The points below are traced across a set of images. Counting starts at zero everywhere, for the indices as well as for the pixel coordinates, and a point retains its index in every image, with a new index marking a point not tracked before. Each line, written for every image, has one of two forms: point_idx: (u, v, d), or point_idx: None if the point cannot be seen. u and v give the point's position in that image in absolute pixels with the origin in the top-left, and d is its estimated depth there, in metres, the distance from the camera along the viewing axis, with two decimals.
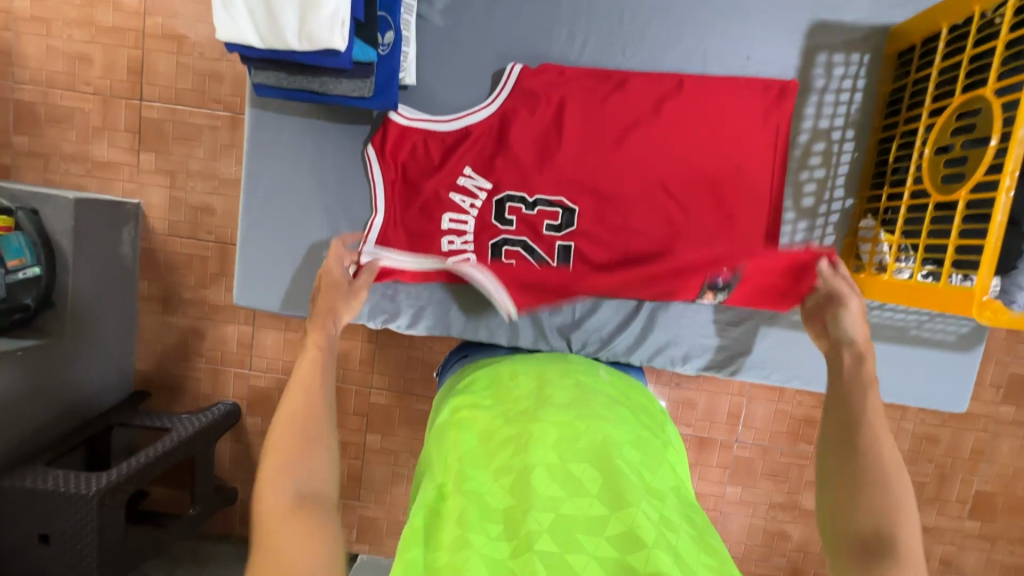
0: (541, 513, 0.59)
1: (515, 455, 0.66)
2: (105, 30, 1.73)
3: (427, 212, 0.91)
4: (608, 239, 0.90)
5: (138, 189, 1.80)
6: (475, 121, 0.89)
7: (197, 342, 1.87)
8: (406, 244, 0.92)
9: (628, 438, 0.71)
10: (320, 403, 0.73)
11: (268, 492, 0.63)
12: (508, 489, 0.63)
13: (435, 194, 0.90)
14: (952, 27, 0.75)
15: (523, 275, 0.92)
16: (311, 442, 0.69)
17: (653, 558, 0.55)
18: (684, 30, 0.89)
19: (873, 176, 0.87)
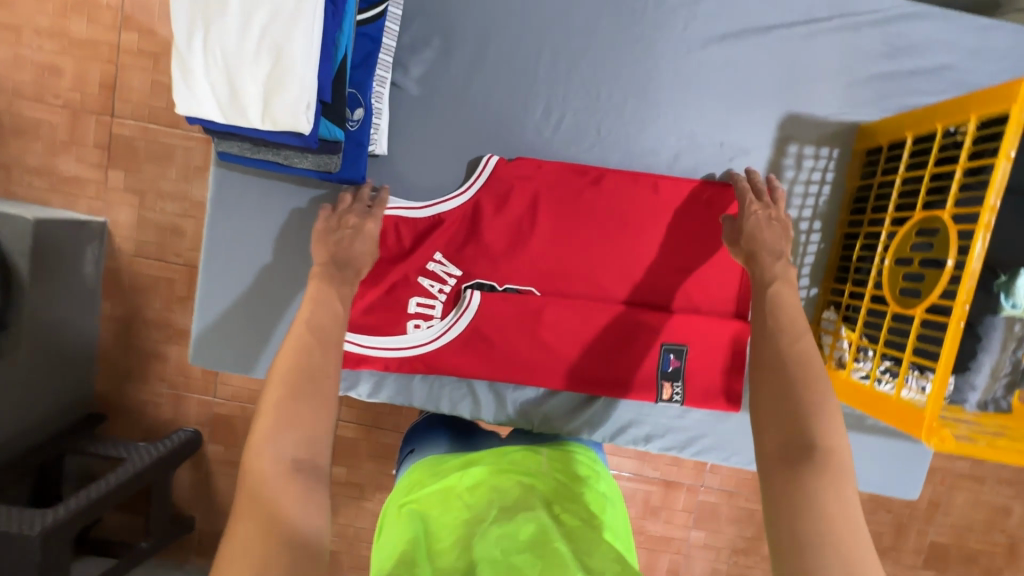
0: None
1: (449, 544, 0.62)
2: (78, 42, 1.67)
3: (393, 295, 0.90)
4: (573, 330, 0.90)
5: (105, 206, 1.74)
6: (448, 208, 0.88)
7: (159, 365, 1.82)
8: (371, 326, 0.90)
9: (574, 520, 0.66)
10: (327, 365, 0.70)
11: (266, 445, 0.62)
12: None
13: (403, 276, 0.89)
14: (917, 137, 0.76)
15: (489, 359, 0.91)
16: (313, 400, 0.66)
17: None
18: (660, 112, 0.88)
19: (837, 270, 0.89)
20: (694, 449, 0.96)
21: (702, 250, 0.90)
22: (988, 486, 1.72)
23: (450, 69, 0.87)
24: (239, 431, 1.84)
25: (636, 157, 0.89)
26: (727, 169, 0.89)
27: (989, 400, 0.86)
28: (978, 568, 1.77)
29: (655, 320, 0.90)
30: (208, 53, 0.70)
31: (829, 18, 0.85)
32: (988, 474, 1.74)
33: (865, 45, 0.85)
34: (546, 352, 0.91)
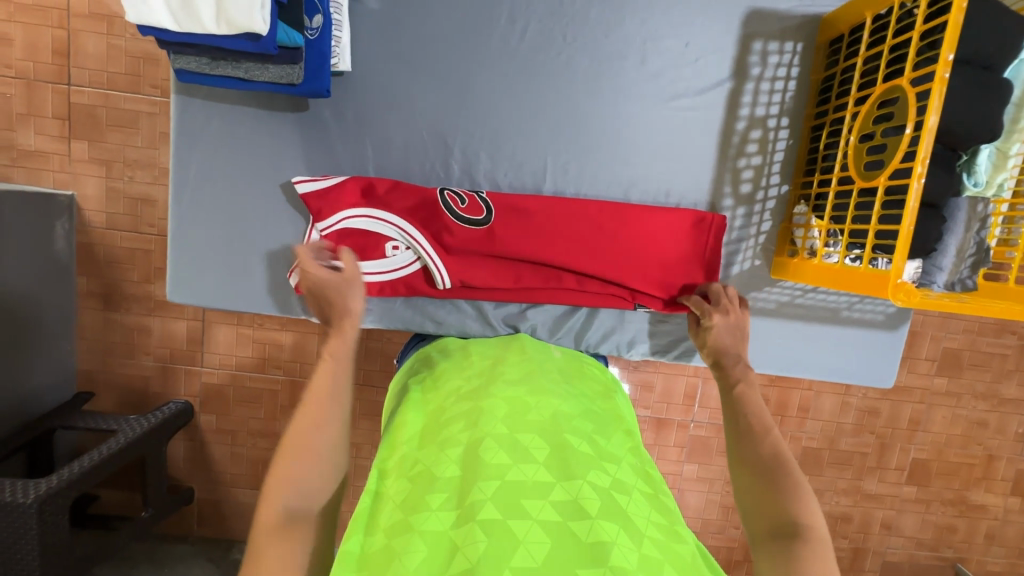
0: (485, 483, 0.61)
1: (462, 431, 0.69)
2: (26, 8, 1.62)
3: (368, 213, 0.89)
4: (550, 239, 0.91)
5: (70, 179, 1.70)
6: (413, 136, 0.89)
7: (143, 338, 1.80)
8: (347, 251, 0.91)
9: (576, 413, 0.75)
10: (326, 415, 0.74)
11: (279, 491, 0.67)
12: (456, 459, 0.66)
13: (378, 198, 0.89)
14: (876, 16, 0.77)
15: (468, 271, 0.92)
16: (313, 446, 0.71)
17: (596, 526, 0.56)
18: (624, 16, 0.87)
19: (806, 163, 0.90)
20: (676, 352, 1.00)
21: (674, 154, 0.92)
22: (964, 401, 1.78)
23: None
24: (230, 399, 1.84)
25: (605, 63, 0.88)
26: (695, 70, 0.89)
27: (955, 281, 0.89)
28: (959, 481, 1.83)
29: (630, 221, 0.91)
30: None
31: None
32: (964, 390, 1.79)
33: None
34: (524, 263, 0.92)
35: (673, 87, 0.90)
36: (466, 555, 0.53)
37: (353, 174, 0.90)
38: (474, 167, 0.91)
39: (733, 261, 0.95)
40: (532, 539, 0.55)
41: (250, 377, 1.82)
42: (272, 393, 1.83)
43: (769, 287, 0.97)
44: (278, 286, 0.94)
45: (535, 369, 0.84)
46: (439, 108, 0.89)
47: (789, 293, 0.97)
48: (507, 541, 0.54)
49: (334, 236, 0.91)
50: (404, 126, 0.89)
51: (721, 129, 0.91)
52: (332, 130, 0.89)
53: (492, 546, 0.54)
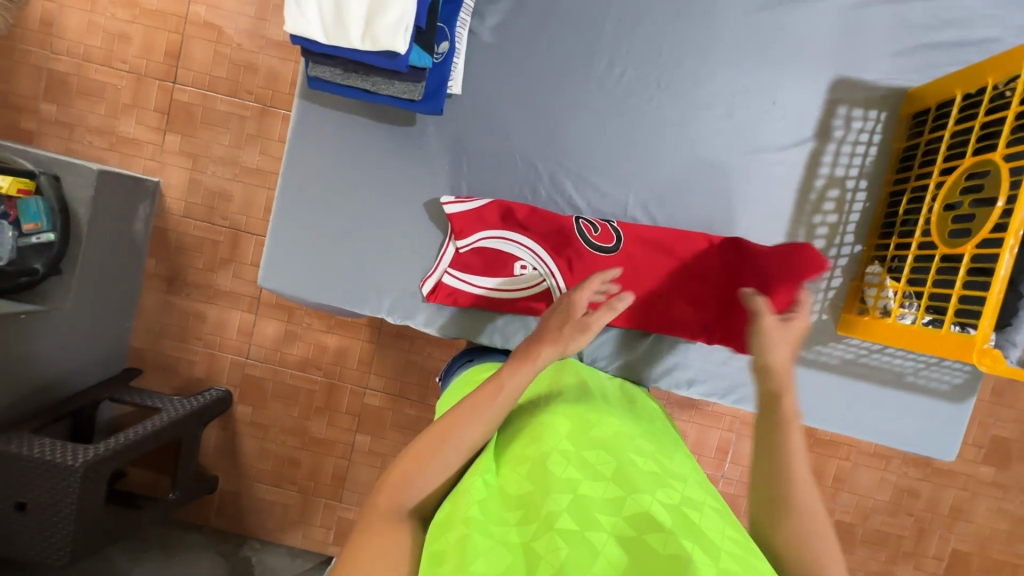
0: (558, 494, 0.62)
1: (529, 445, 0.72)
2: (148, 12, 1.79)
3: (504, 235, 0.95)
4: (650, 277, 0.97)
5: (159, 167, 1.83)
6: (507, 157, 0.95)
7: (196, 324, 1.87)
8: (480, 267, 0.96)
9: (637, 432, 0.77)
10: (469, 438, 0.72)
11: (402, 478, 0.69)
12: (526, 473, 0.68)
13: (474, 217, 0.94)
14: (966, 94, 0.81)
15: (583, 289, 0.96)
16: (446, 457, 0.70)
17: (672, 539, 0.57)
18: (717, 70, 0.93)
19: (882, 226, 0.93)
20: (735, 397, 0.99)
21: (751, 203, 0.95)
22: (1012, 494, 1.70)
23: (524, 19, 0.92)
24: (268, 394, 1.88)
25: (693, 112, 0.94)
26: (779, 128, 0.94)
27: None
28: None
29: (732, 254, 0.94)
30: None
31: None
32: (1013, 484, 1.70)
33: (915, 14, 0.91)
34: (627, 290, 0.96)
35: (757, 141, 0.94)
36: (550, 563, 0.55)
37: (447, 189, 0.97)
38: (560, 193, 0.96)
39: None
40: (610, 552, 0.56)
41: (290, 374, 1.87)
42: (310, 393, 1.87)
43: (834, 342, 0.97)
44: (359, 282, 0.98)
45: (591, 390, 0.86)
46: (534, 137, 0.95)
47: (854, 351, 0.98)
48: (586, 552, 0.56)
49: (468, 253, 0.96)
50: (499, 149, 0.95)
51: (800, 186, 0.95)
52: (433, 146, 0.96)
53: (574, 556, 0.55)
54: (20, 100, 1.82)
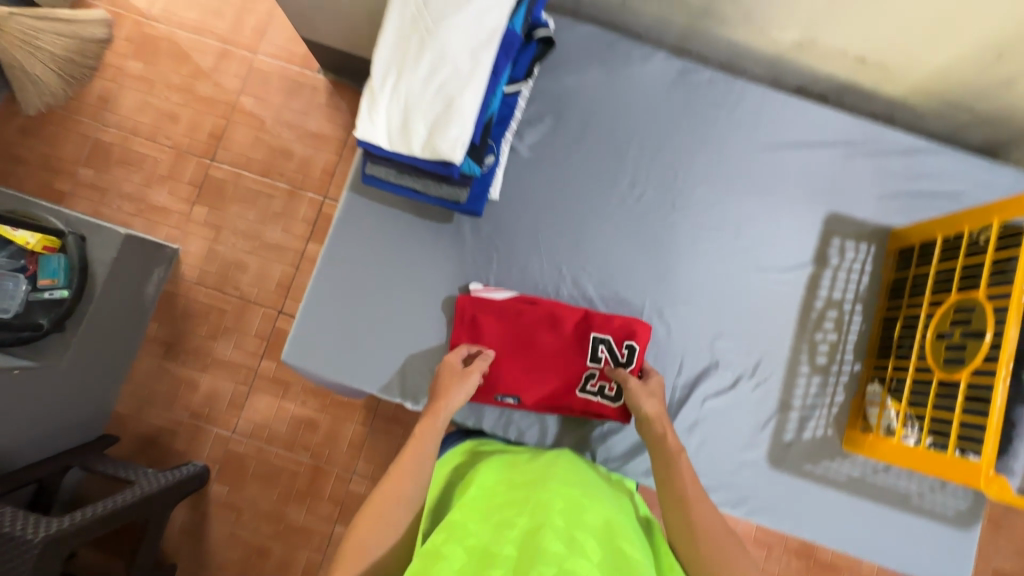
0: (545, 567, 0.61)
1: (519, 514, 0.72)
2: (201, 98, 1.96)
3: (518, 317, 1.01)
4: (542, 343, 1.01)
5: (180, 235, 1.89)
6: (536, 259, 1.03)
7: (187, 393, 1.82)
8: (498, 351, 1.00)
9: (628, 528, 0.76)
10: (408, 497, 0.77)
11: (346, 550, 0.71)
12: (516, 538, 0.67)
13: (497, 310, 1.00)
14: (946, 237, 0.91)
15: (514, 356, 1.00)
16: (392, 519, 0.74)
17: None
18: (726, 197, 1.05)
19: (879, 348, 0.99)
20: (746, 509, 0.97)
21: (758, 317, 1.02)
22: None
23: (558, 141, 1.05)
24: (248, 473, 1.79)
25: (704, 230, 1.04)
26: (781, 251, 1.04)
27: None
28: None
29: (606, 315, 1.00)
30: (395, 91, 0.84)
31: (863, 144, 1.06)
32: None
33: (894, 166, 1.06)
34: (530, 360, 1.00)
35: (763, 261, 1.03)
36: None
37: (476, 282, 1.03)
38: (581, 293, 1.02)
39: (805, 425, 1.00)
40: None
41: (276, 454, 1.80)
42: (293, 475, 1.79)
43: (840, 459, 1.00)
44: (384, 366, 1.01)
45: (583, 480, 0.86)
46: (560, 241, 1.03)
47: (860, 470, 1.00)
48: None
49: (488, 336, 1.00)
50: (528, 250, 1.03)
51: (802, 305, 1.03)
52: (467, 243, 1.03)
53: None
54: (60, 163, 1.92)
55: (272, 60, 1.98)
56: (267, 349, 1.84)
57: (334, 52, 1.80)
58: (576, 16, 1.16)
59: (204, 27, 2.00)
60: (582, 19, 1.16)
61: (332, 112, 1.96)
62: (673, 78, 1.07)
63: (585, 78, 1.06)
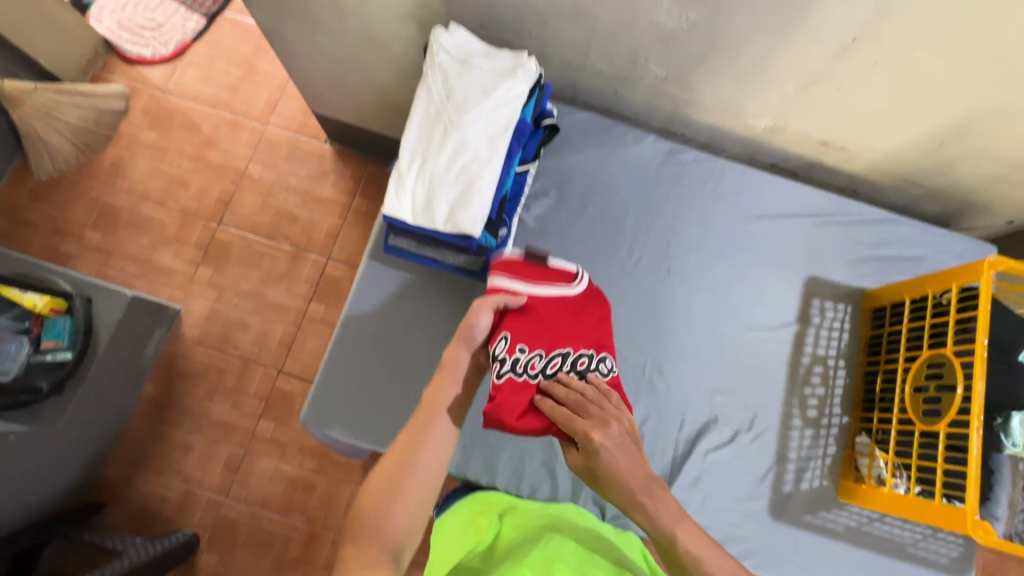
0: None
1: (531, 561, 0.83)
2: (211, 165, 2.06)
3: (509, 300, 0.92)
4: (545, 338, 0.89)
5: (183, 296, 1.92)
6: None
7: (181, 455, 1.79)
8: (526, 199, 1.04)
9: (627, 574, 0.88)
10: (428, 463, 0.81)
11: (365, 510, 0.76)
12: None
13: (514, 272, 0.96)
14: (913, 298, 1.02)
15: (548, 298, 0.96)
16: (406, 490, 0.77)
17: None
18: (715, 262, 1.15)
19: (863, 401, 1.07)
20: (753, 562, 1.00)
21: (751, 372, 1.10)
22: None
23: (561, 213, 1.15)
24: (240, 540, 1.73)
25: (697, 292, 1.13)
26: (768, 312, 1.13)
27: (1014, 532, 0.97)
28: None
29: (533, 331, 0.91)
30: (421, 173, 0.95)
31: (833, 214, 1.19)
32: None
33: (861, 234, 1.18)
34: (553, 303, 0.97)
35: (753, 321, 1.12)
36: None
37: None
38: None
39: (802, 477, 1.05)
40: None
41: (270, 519, 1.75)
42: (287, 541, 1.74)
43: (837, 509, 1.04)
44: (399, 425, 1.04)
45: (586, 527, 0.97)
46: None
47: (856, 519, 1.04)
48: None
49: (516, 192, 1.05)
50: None
51: (790, 362, 1.11)
52: None
53: None
54: (67, 226, 1.96)
55: (282, 131, 2.11)
56: (266, 409, 1.84)
57: (343, 125, 1.92)
58: (572, 102, 1.30)
59: (218, 101, 2.13)
60: (578, 105, 1.30)
61: (338, 178, 2.06)
62: (663, 157, 1.19)
63: (584, 157, 1.18)
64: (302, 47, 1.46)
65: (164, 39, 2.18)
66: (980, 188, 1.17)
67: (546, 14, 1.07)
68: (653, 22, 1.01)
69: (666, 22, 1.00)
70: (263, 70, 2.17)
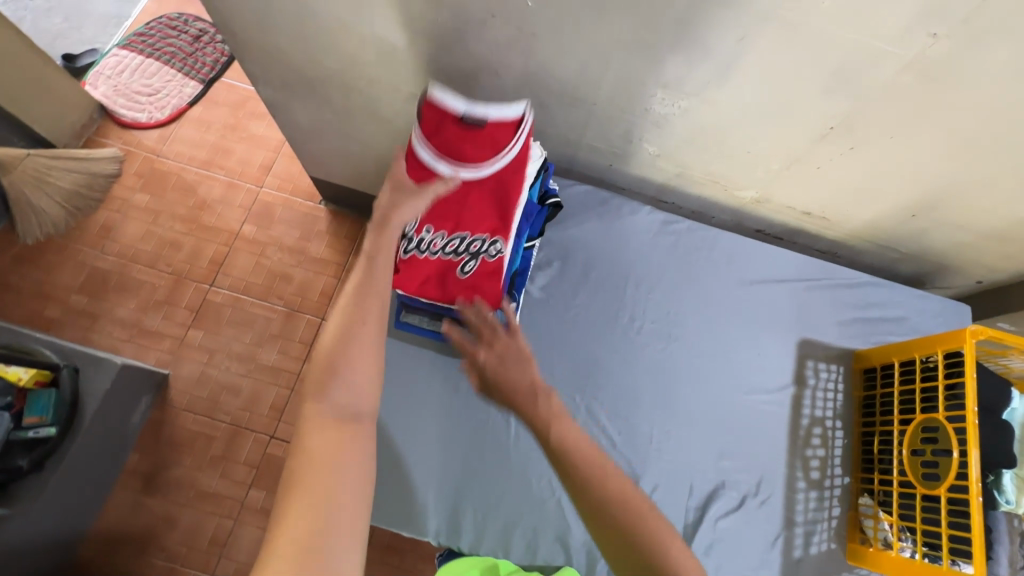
0: None
1: None
2: (205, 227, 2.06)
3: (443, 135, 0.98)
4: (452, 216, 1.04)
5: (172, 360, 1.88)
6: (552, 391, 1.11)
7: (165, 530, 1.70)
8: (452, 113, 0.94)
9: None
10: (375, 314, 0.78)
11: (328, 359, 0.73)
12: None
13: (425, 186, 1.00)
14: (901, 361, 1.07)
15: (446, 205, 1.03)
16: (366, 336, 0.76)
17: None
18: (713, 326, 1.20)
19: (862, 461, 1.10)
20: None
21: (754, 436, 1.12)
22: None
23: (564, 283, 1.20)
24: None
25: (697, 357, 1.17)
26: (766, 375, 1.17)
27: None
28: None
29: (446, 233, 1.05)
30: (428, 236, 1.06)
31: (819, 278, 1.25)
32: None
33: (846, 296, 1.24)
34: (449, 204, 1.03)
35: (752, 384, 1.16)
36: None
37: (498, 415, 1.09)
38: (596, 422, 1.10)
39: (811, 541, 1.07)
40: None
41: None
42: None
43: (847, 572, 1.06)
44: (409, 502, 1.03)
45: None
46: (572, 372, 1.13)
47: None
48: None
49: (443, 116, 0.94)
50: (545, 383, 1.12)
51: (790, 424, 1.14)
52: None
53: None
54: (53, 290, 1.92)
55: (277, 191, 2.13)
56: (256, 477, 1.77)
57: (340, 187, 1.96)
58: (569, 173, 1.36)
59: (213, 162, 2.16)
60: (574, 176, 1.37)
61: (333, 237, 2.09)
62: (658, 227, 1.26)
63: (583, 228, 1.24)
64: (305, 119, 1.52)
65: (160, 104, 2.22)
66: (951, 252, 1.25)
67: (547, 99, 1.15)
68: (647, 109, 1.09)
69: (659, 109, 1.08)
70: (258, 133, 2.22)
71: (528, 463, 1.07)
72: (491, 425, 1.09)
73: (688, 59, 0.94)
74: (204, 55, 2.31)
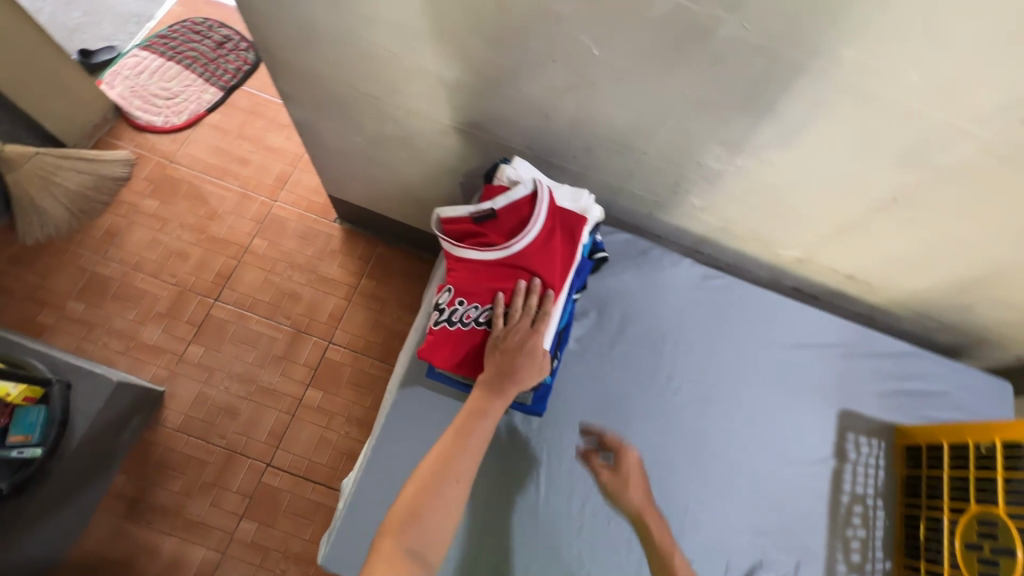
0: None
1: None
2: (214, 238, 1.99)
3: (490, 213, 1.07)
4: (482, 287, 1.02)
5: (169, 376, 1.79)
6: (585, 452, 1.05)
7: (146, 561, 1.59)
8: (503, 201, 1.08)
9: None
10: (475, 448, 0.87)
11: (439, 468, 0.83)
12: None
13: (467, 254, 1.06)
14: (952, 444, 1.03)
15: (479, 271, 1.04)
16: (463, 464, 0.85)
17: None
18: (752, 391, 1.15)
19: (905, 545, 1.05)
20: None
21: (793, 512, 1.07)
22: None
23: (600, 336, 1.15)
24: None
25: (735, 422, 1.12)
26: (805, 446, 1.12)
27: None
28: None
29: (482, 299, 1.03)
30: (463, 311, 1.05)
31: (861, 346, 1.21)
32: None
33: (888, 366, 1.20)
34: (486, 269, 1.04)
35: (791, 456, 1.11)
36: None
37: (527, 476, 1.02)
38: None
39: None
40: None
41: None
42: None
43: None
44: None
45: None
46: (607, 432, 1.07)
47: None
48: None
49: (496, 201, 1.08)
50: (578, 442, 1.06)
51: (830, 500, 1.08)
52: (518, 435, 1.05)
53: None
54: (49, 295, 1.83)
55: (291, 206, 2.07)
56: (249, 507, 1.68)
57: (358, 208, 1.91)
58: (605, 216, 1.31)
59: (227, 172, 2.10)
60: (610, 220, 1.33)
61: (346, 258, 2.02)
62: (698, 281, 1.22)
63: (622, 279, 1.20)
64: (333, 140, 1.46)
65: (177, 108, 2.16)
66: (995, 328, 1.22)
67: (595, 145, 1.11)
68: (701, 163, 1.05)
69: (713, 164, 1.04)
70: (275, 145, 2.17)
71: (556, 528, 0.99)
72: (518, 485, 1.01)
73: (754, 120, 0.91)
74: (226, 62, 2.27)
